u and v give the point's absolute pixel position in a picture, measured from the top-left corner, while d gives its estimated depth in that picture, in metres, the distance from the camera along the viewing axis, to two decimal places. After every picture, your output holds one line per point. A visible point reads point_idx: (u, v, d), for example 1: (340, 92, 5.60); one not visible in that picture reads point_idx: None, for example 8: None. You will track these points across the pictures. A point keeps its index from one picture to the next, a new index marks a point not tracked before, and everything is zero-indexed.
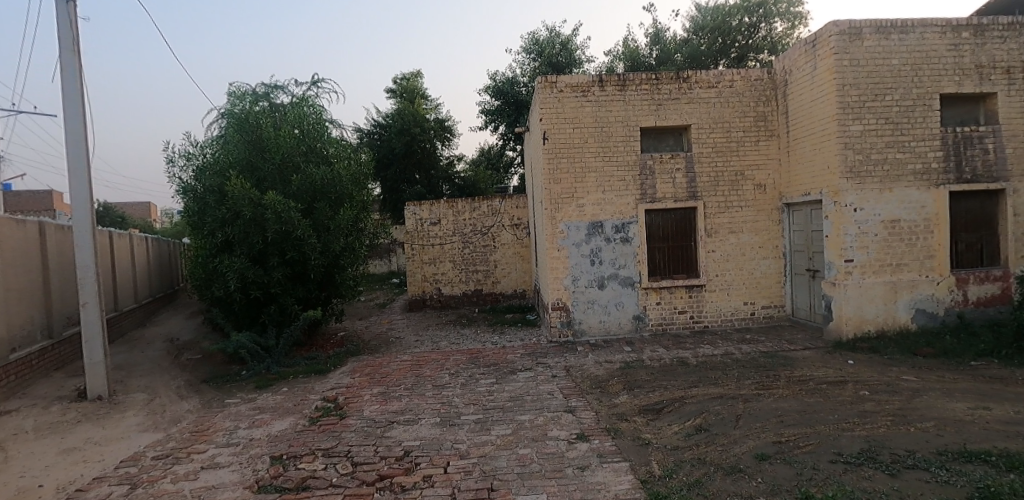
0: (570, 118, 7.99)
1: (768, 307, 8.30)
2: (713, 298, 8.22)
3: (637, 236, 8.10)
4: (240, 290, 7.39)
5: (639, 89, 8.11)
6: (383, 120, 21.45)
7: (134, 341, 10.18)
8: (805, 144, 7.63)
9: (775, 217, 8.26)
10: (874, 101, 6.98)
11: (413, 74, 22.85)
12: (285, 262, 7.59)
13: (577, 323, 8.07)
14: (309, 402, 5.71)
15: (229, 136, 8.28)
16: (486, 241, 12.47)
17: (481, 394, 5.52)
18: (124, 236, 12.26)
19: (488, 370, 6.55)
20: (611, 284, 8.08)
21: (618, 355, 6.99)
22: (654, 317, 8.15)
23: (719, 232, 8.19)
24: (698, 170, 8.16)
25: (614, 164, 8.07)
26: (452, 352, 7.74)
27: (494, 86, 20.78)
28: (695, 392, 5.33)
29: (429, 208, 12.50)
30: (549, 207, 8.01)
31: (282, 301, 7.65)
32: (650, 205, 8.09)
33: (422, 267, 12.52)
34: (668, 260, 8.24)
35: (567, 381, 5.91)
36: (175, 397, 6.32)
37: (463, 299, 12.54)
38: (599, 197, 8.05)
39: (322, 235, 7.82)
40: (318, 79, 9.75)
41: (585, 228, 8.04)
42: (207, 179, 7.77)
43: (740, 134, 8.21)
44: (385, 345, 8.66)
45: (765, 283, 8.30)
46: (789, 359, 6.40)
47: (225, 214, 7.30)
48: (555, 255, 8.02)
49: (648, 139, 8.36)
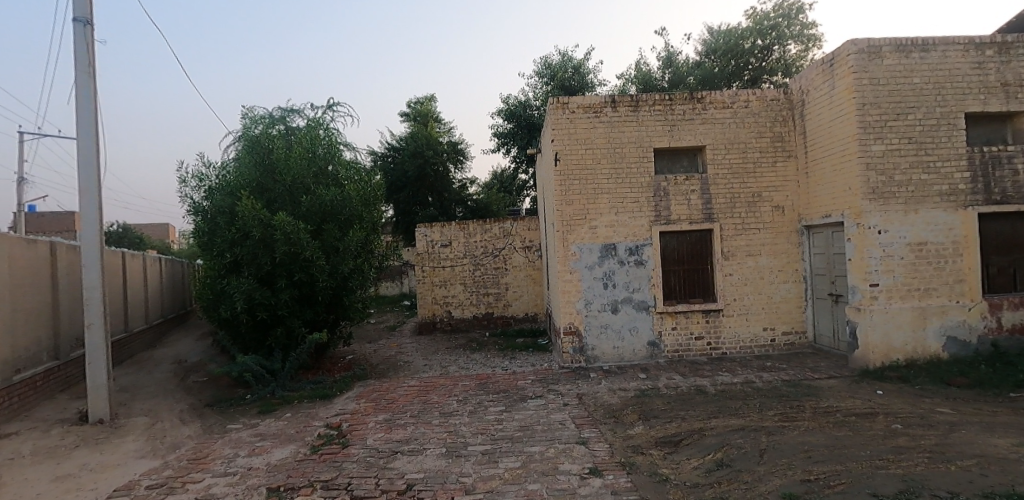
0: (581, 139, 7.91)
1: (789, 333, 7.98)
2: (731, 323, 7.93)
3: (651, 259, 7.89)
4: (247, 312, 7.31)
5: (652, 110, 8.03)
6: (397, 143, 21.69)
7: (143, 362, 10.14)
8: (824, 165, 7.43)
9: (794, 239, 8.02)
10: (895, 121, 6.80)
11: (427, 98, 23.20)
12: (292, 284, 7.51)
13: (589, 349, 7.81)
14: (311, 429, 5.52)
15: (243, 157, 8.34)
16: (497, 263, 12.33)
17: (489, 423, 5.28)
18: (138, 257, 12.38)
19: (496, 397, 6.32)
20: (625, 308, 7.84)
21: (633, 383, 6.72)
22: (670, 342, 7.87)
23: (736, 255, 7.96)
24: (714, 191, 7.98)
25: (627, 185, 7.94)
26: (460, 377, 7.52)
27: (507, 110, 20.98)
28: (715, 424, 5.04)
29: (440, 230, 12.44)
30: (561, 229, 7.86)
31: (289, 324, 7.53)
32: (664, 226, 7.90)
33: (432, 290, 12.40)
34: (684, 283, 8.00)
35: (579, 410, 5.65)
36: (177, 422, 6.18)
37: (473, 323, 12.34)
38: (611, 218, 7.90)
39: (331, 256, 7.75)
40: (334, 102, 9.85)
41: (598, 250, 7.86)
42: (219, 200, 7.79)
43: (756, 155, 8.05)
44: (392, 370, 8.47)
45: (785, 308, 7.99)
46: (814, 389, 6.07)
47: (234, 235, 7.28)
48: (567, 278, 7.83)
49: (661, 160, 8.23)
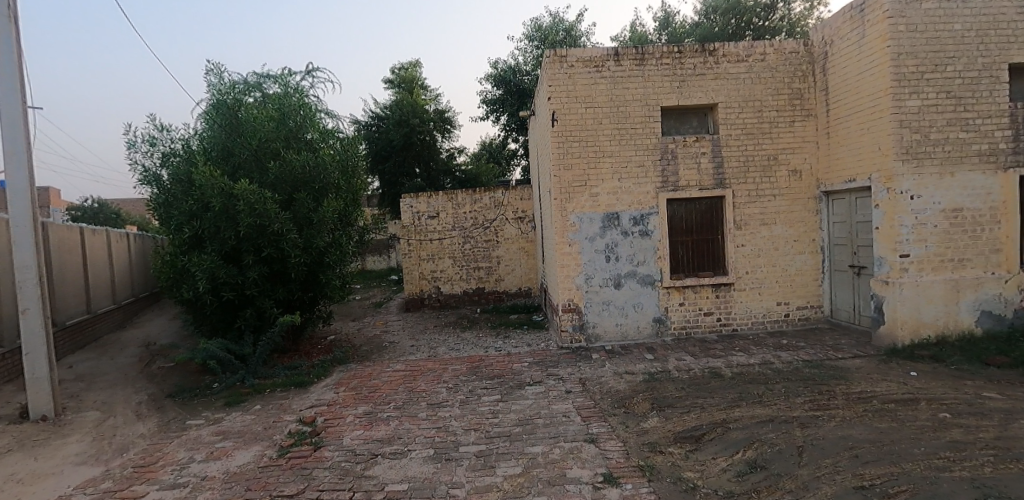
0: (581, 97, 7.10)
1: (804, 308, 7.43)
2: (742, 298, 7.35)
3: (658, 229, 7.22)
4: (211, 292, 6.55)
5: (659, 63, 7.20)
6: (381, 111, 20.50)
7: (107, 346, 9.38)
8: (849, 124, 6.73)
9: (812, 207, 7.38)
10: (933, 73, 6.07)
11: (411, 63, 21.96)
12: (262, 260, 6.73)
13: (590, 327, 7.20)
14: (281, 426, 4.86)
15: (202, 119, 7.41)
16: (488, 236, 11.60)
17: (483, 417, 4.65)
18: (101, 232, 11.46)
19: (491, 383, 5.70)
20: (629, 283, 7.21)
21: (640, 365, 6.12)
22: (676, 319, 7.29)
23: (749, 224, 7.31)
24: (726, 154, 7.26)
25: (632, 148, 7.17)
26: (450, 361, 6.89)
27: (495, 75, 19.84)
28: (740, 414, 4.47)
29: (427, 201, 11.63)
30: (558, 197, 7.13)
31: (259, 304, 6.78)
32: (672, 194, 7.20)
33: (420, 265, 11.67)
34: (693, 255, 7.37)
35: (583, 399, 5.05)
36: (132, 418, 5.49)
37: (463, 299, 11.69)
38: (615, 185, 7.17)
39: (304, 230, 6.97)
40: (312, 68, 8.85)
41: (599, 220, 7.16)
42: (175, 168, 6.89)
43: (773, 114, 7.31)
44: (377, 352, 7.82)
45: (800, 281, 7.41)
46: (841, 371, 5.52)
47: (192, 206, 6.44)
48: (566, 251, 7.15)
49: (669, 120, 7.46)
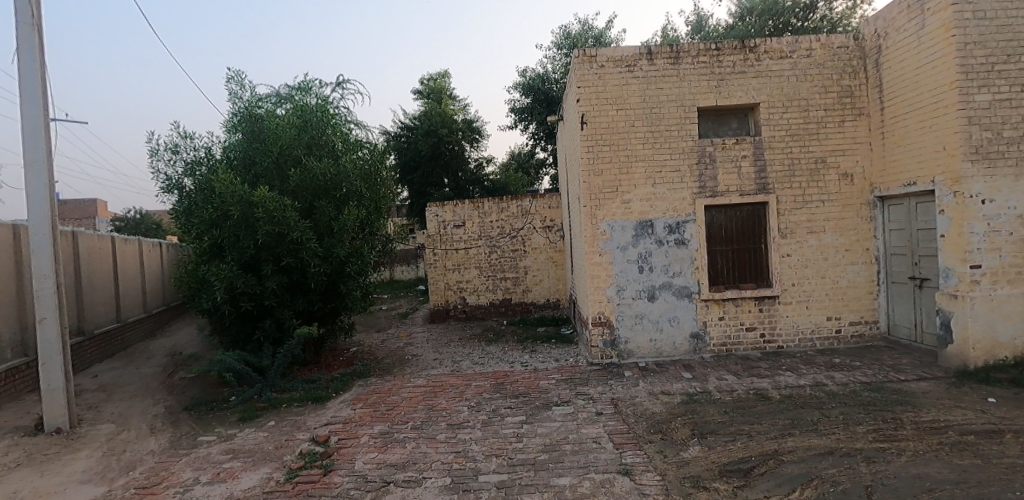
0: (611, 98, 6.74)
1: (858, 324, 6.80)
2: (789, 312, 6.78)
3: (695, 238, 6.75)
4: (230, 302, 6.43)
5: (695, 62, 6.78)
6: (409, 121, 20.54)
7: (136, 355, 9.45)
8: (908, 122, 6.14)
9: (865, 213, 6.78)
10: (1006, 63, 5.45)
11: (440, 74, 22.04)
12: (281, 269, 6.57)
13: (622, 343, 6.76)
14: (292, 445, 4.60)
15: (227, 128, 7.39)
16: (514, 245, 11.28)
17: (505, 441, 4.28)
18: (134, 242, 11.69)
19: (515, 402, 5.33)
20: (664, 295, 6.75)
21: (678, 385, 5.64)
22: (716, 335, 6.77)
23: (795, 232, 6.76)
24: (769, 157, 6.76)
25: (666, 151, 6.75)
26: (473, 376, 6.55)
27: (523, 83, 19.65)
28: (794, 445, 3.96)
29: (452, 210, 11.40)
30: (588, 204, 6.76)
31: (278, 315, 6.61)
32: (710, 200, 6.73)
33: (445, 275, 11.43)
34: (733, 266, 6.86)
35: (615, 422, 4.61)
36: (146, 432, 5.35)
37: (489, 310, 11.36)
38: (648, 190, 6.75)
39: (324, 239, 6.80)
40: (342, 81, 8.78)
41: (632, 228, 6.75)
42: (199, 177, 6.85)
43: (820, 113, 6.78)
44: (398, 365, 7.55)
45: (854, 295, 6.80)
46: (908, 396, 4.92)
47: (212, 215, 6.35)
48: (596, 260, 6.75)
49: (706, 122, 7.02)
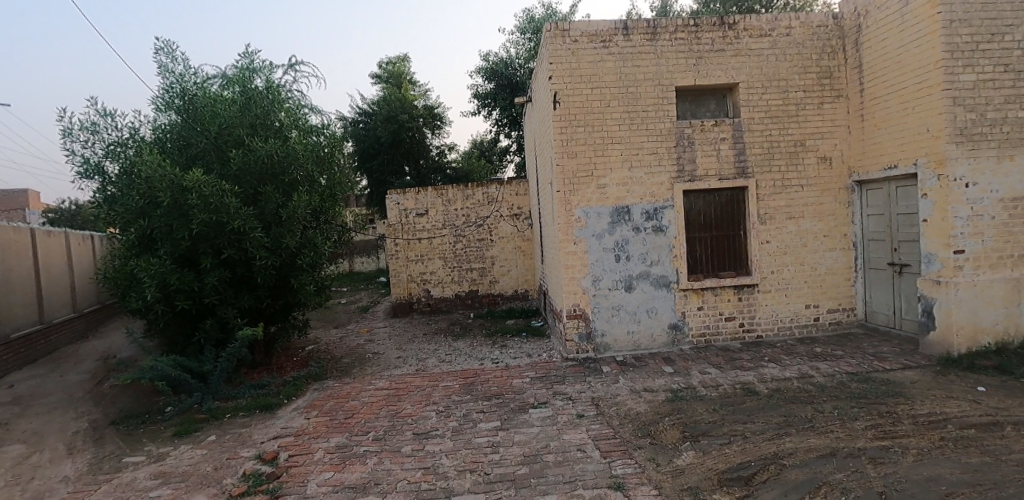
0: (586, 76, 6.28)
1: (835, 311, 6.69)
2: (768, 300, 6.58)
3: (674, 225, 6.43)
4: (162, 301, 5.67)
5: (674, 38, 6.39)
6: (368, 107, 19.55)
7: (60, 360, 8.43)
8: (890, 104, 5.98)
9: (843, 199, 6.64)
10: (990, 43, 5.32)
11: (400, 58, 21.11)
12: (222, 263, 5.85)
13: (599, 336, 6.40)
14: (234, 465, 3.99)
15: (156, 105, 6.53)
16: (481, 234, 10.77)
17: (480, 453, 3.82)
18: (60, 234, 10.51)
19: (489, 405, 4.88)
20: (641, 285, 6.42)
21: (660, 381, 5.32)
22: (695, 325, 6.50)
23: (774, 218, 6.54)
24: (748, 140, 6.48)
25: (643, 133, 6.37)
26: (441, 376, 6.06)
27: (487, 68, 18.97)
28: (793, 446, 3.68)
29: (415, 197, 10.76)
30: (562, 189, 6.32)
31: (219, 314, 5.89)
32: (689, 185, 6.41)
33: (408, 266, 10.81)
34: (712, 253, 6.58)
35: (599, 426, 4.22)
36: (59, 453, 4.59)
37: (455, 302, 10.84)
38: (625, 174, 6.36)
39: (271, 229, 6.11)
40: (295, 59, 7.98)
41: (608, 215, 6.36)
42: (122, 159, 5.99)
43: (800, 95, 6.54)
44: (358, 365, 6.96)
45: (831, 282, 6.67)
46: (895, 386, 4.76)
47: (138, 202, 5.56)
48: (571, 249, 6.34)
49: (684, 103, 6.67)
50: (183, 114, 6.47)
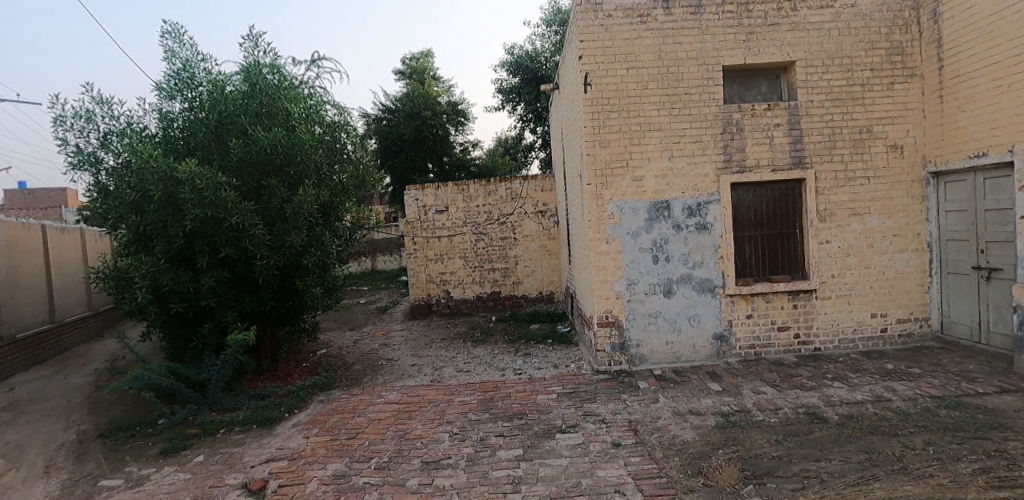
0: (621, 55, 5.60)
1: (906, 321, 5.86)
2: (827, 308, 5.79)
3: (720, 222, 5.69)
4: (157, 303, 5.28)
5: (720, 11, 5.64)
6: (390, 103, 19.14)
7: (70, 361, 8.19)
8: (977, 81, 5.10)
9: (916, 192, 5.79)
10: None
11: (423, 54, 20.71)
12: (221, 262, 5.39)
13: (633, 346, 5.72)
14: (215, 496, 3.48)
15: (158, 91, 6.07)
16: (504, 233, 10.17)
17: (497, 491, 3.21)
18: (76, 231, 10.37)
19: (510, 427, 4.28)
20: (682, 289, 5.71)
21: (707, 401, 4.62)
22: (743, 336, 5.76)
23: (836, 214, 5.74)
24: (806, 125, 5.69)
25: (685, 118, 5.65)
26: (458, 388, 5.48)
27: (511, 61, 18.29)
28: (887, 497, 2.94)
29: (434, 193, 10.23)
30: (593, 182, 5.66)
31: (219, 317, 5.44)
32: (737, 177, 5.65)
33: (427, 266, 10.29)
34: (763, 255, 5.82)
35: (639, 459, 3.56)
36: (37, 471, 4.18)
37: (476, 305, 10.27)
38: (664, 165, 5.65)
39: (276, 225, 5.62)
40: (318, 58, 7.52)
41: (644, 211, 5.67)
42: (117, 149, 5.55)
43: (866, 74, 5.71)
44: (369, 373, 6.44)
45: (902, 288, 5.84)
46: (997, 415, 3.94)
47: (132, 196, 5.15)
48: (602, 249, 5.68)
49: (731, 85, 5.91)
50: (186, 103, 6.03)
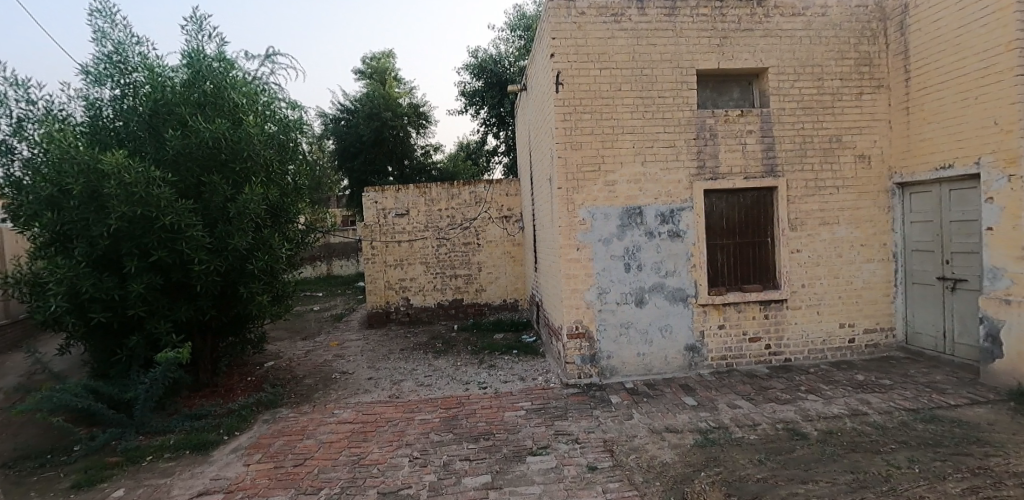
0: (594, 54, 5.39)
1: (871, 331, 5.87)
2: (797, 318, 5.73)
3: (692, 229, 5.54)
4: (75, 313, 4.63)
5: (695, 14, 5.52)
6: (350, 103, 18.44)
7: None
8: (942, 94, 5.17)
9: (882, 203, 5.83)
10: None
11: (385, 54, 20.17)
12: (152, 267, 4.80)
13: (605, 358, 5.47)
14: None
15: (84, 75, 5.40)
16: (467, 238, 9.81)
17: None
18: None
19: (476, 450, 3.91)
20: (654, 299, 5.52)
21: (683, 417, 4.40)
22: (715, 346, 5.62)
23: (806, 223, 5.70)
24: (778, 133, 5.64)
25: (659, 122, 5.48)
26: (419, 405, 5.07)
27: (475, 65, 18.01)
28: None
29: (395, 195, 9.75)
30: (565, 186, 5.40)
31: (148, 328, 4.84)
32: (711, 183, 5.52)
33: (386, 272, 9.78)
34: (735, 263, 5.70)
35: (619, 486, 3.28)
36: None
37: (437, 313, 9.84)
38: (637, 170, 5.46)
39: (217, 226, 5.08)
40: (276, 54, 7.03)
41: (617, 217, 5.46)
42: (33, 137, 4.84)
43: (835, 84, 5.73)
44: (322, 388, 5.93)
45: (868, 297, 5.86)
46: (972, 429, 3.90)
47: (45, 190, 4.50)
48: (573, 256, 5.42)
49: (704, 90, 5.80)
50: (117, 89, 5.40)
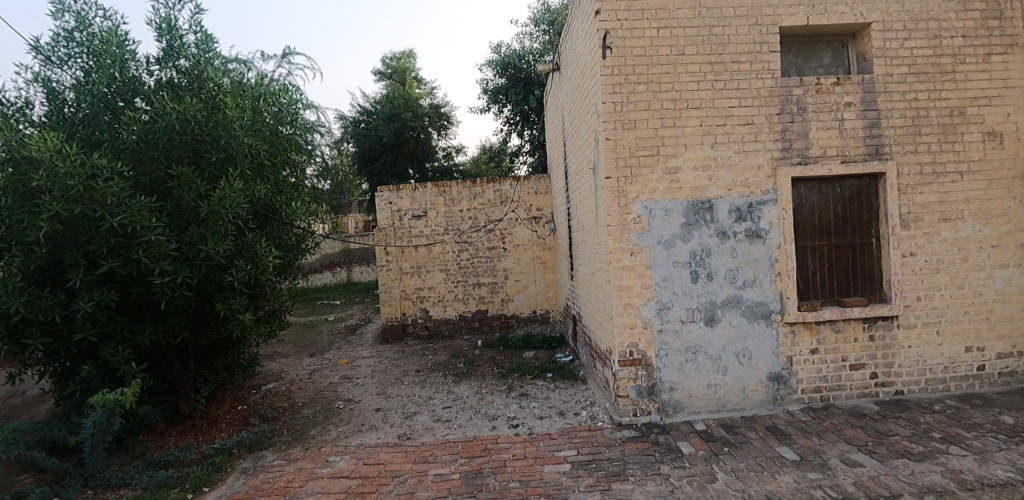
0: (650, 10, 4.30)
1: (1007, 357, 4.59)
2: (911, 340, 4.51)
3: (776, 228, 4.38)
4: (9, 337, 3.77)
5: None
6: (369, 104, 17.70)
7: None
8: None
9: (1019, 193, 4.56)
10: None
11: (406, 54, 19.46)
12: (106, 280, 3.91)
13: (665, 391, 4.36)
14: None
15: (37, 54, 4.58)
16: (492, 242, 8.78)
17: None
18: None
19: None
20: (728, 316, 4.38)
21: (787, 481, 3.24)
22: (807, 376, 4.43)
23: (921, 219, 4.49)
24: (883, 105, 4.45)
25: (732, 94, 4.35)
26: (434, 452, 4.03)
27: (498, 61, 17.00)
28: None
29: (411, 195, 8.79)
30: (613, 174, 4.31)
31: (102, 355, 3.95)
32: (799, 170, 4.36)
33: (402, 280, 8.83)
34: (830, 270, 4.52)
35: None
36: None
37: (459, 326, 8.83)
38: (705, 153, 4.34)
39: (188, 230, 4.17)
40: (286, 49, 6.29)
41: (680, 213, 4.35)
42: None
43: (956, 42, 4.51)
44: (319, 423, 4.94)
45: (1002, 314, 4.58)
46: None
47: None
48: (625, 264, 4.33)
49: (786, 55, 4.66)
50: (76, 70, 4.57)
